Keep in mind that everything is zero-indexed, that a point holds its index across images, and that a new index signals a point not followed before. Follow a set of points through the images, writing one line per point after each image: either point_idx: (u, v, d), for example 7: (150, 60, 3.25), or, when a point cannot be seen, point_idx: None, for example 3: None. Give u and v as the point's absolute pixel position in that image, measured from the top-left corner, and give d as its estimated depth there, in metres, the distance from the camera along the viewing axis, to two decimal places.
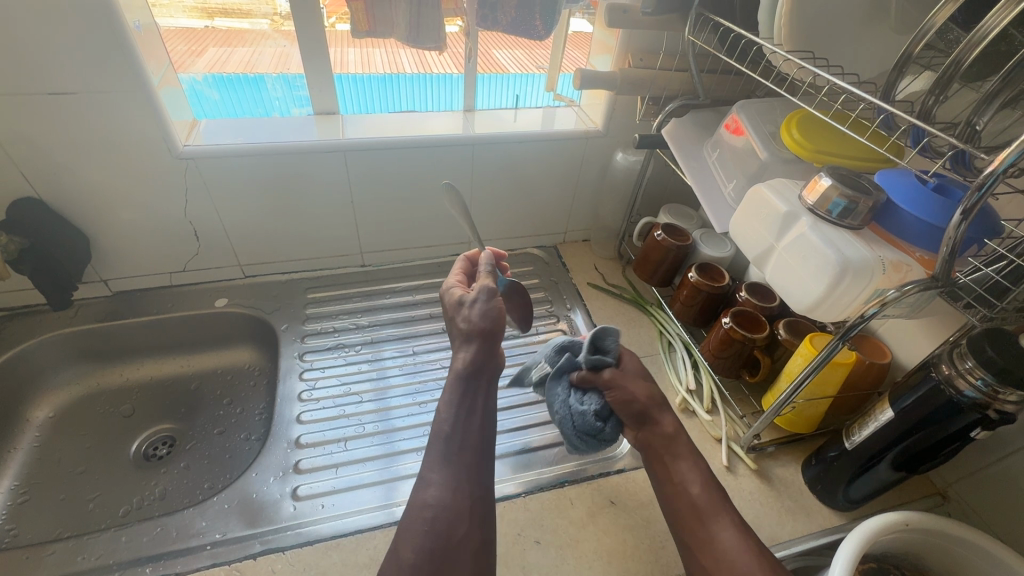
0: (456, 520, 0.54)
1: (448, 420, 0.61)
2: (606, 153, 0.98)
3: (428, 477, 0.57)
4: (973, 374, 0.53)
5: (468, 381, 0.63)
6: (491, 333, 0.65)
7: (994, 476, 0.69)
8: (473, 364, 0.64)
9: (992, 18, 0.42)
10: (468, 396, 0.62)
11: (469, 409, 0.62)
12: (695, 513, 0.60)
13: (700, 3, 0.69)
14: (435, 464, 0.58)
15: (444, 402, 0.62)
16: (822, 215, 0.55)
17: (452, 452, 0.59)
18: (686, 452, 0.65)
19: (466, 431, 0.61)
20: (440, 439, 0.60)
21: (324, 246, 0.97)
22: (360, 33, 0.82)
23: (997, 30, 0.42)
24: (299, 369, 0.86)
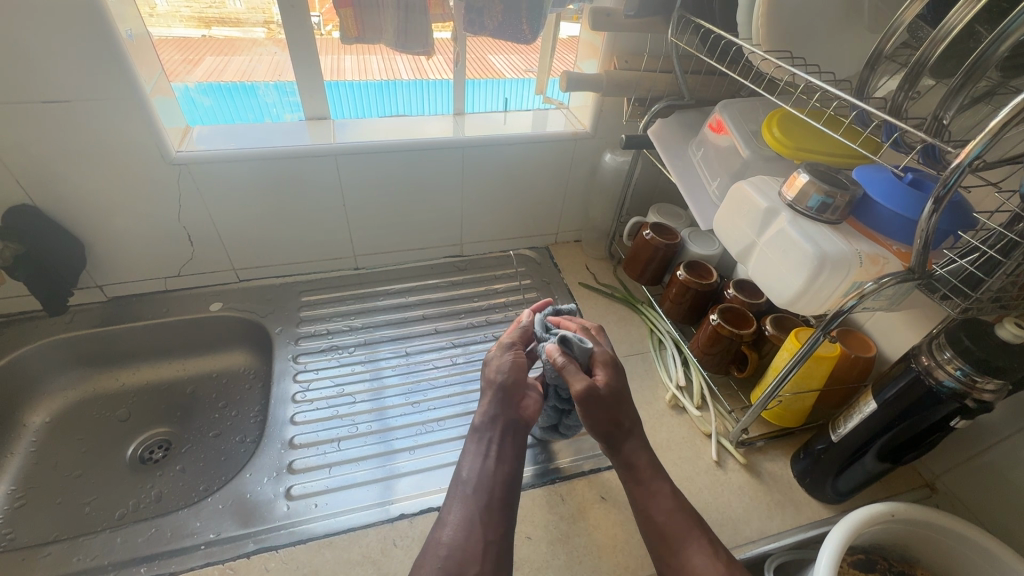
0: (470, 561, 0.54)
1: (469, 465, 0.62)
2: (595, 154, 0.99)
3: (444, 517, 0.58)
4: (951, 364, 0.54)
5: (491, 426, 0.64)
6: (509, 387, 0.67)
7: (980, 467, 0.70)
8: (496, 411, 0.65)
9: (956, 15, 0.44)
10: (495, 441, 0.63)
11: (494, 452, 0.63)
12: (665, 539, 0.60)
13: (682, 6, 0.70)
14: (454, 505, 0.59)
15: (464, 450, 0.64)
16: (801, 211, 0.56)
17: (469, 495, 0.59)
18: (640, 482, 0.63)
19: (488, 476, 0.61)
20: (460, 484, 0.61)
21: (318, 249, 0.98)
22: (349, 40, 0.80)
23: (961, 25, 0.43)
24: (293, 371, 0.86)
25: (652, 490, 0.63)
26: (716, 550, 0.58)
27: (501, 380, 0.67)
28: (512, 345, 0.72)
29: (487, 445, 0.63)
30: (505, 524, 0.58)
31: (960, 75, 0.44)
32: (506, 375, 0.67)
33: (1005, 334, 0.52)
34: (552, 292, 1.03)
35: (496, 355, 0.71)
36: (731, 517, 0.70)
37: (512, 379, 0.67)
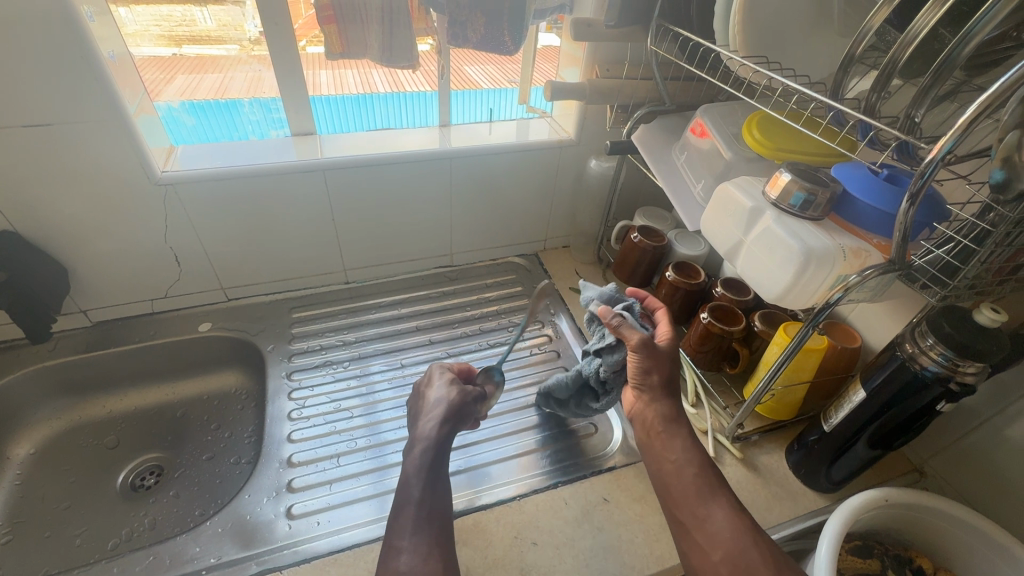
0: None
1: (417, 485, 0.58)
2: (580, 160, 1.01)
3: (397, 543, 0.53)
4: (934, 350, 0.56)
5: (432, 451, 0.61)
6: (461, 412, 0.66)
7: (965, 450, 0.72)
8: (438, 435, 0.63)
9: (922, 19, 0.46)
10: (434, 466, 0.60)
11: (437, 479, 0.59)
12: (690, 493, 0.60)
13: (660, 15, 0.72)
14: (406, 526, 0.54)
15: (407, 471, 0.60)
16: (785, 209, 0.58)
17: (423, 519, 0.55)
18: (676, 436, 0.64)
19: (436, 502, 0.58)
20: (406, 506, 0.56)
21: (308, 265, 0.98)
22: (333, 56, 0.81)
23: (928, 28, 0.46)
24: (287, 389, 0.85)
25: (689, 443, 0.64)
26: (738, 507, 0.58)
27: (450, 405, 0.65)
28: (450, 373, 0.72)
29: (428, 470, 0.59)
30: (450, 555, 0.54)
31: (932, 73, 0.46)
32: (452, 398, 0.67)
33: (983, 319, 0.55)
34: (544, 298, 1.04)
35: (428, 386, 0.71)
36: None
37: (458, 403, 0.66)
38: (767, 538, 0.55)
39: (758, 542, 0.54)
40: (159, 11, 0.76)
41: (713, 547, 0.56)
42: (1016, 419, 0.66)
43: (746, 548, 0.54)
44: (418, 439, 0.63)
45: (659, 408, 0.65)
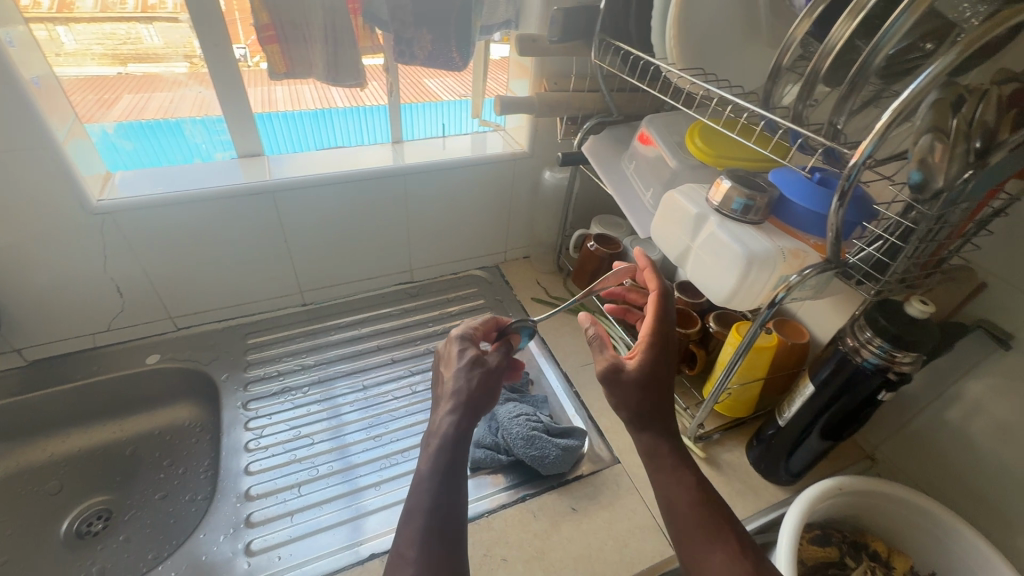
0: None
1: (429, 489, 0.48)
2: (535, 172, 1.02)
3: (403, 555, 0.45)
4: (872, 343, 0.59)
5: (446, 447, 0.51)
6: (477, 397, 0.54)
7: (909, 434, 0.76)
8: (456, 426, 0.52)
9: (837, 32, 0.50)
10: (449, 466, 0.50)
11: (453, 481, 0.49)
12: (685, 528, 0.52)
13: (601, 29, 0.73)
14: (410, 541, 0.46)
15: (417, 472, 0.50)
16: (727, 214, 0.60)
17: (433, 531, 0.46)
18: (671, 469, 0.54)
19: (451, 506, 0.48)
20: (411, 521, 0.47)
21: (262, 289, 0.95)
22: (277, 76, 0.78)
23: (843, 40, 0.49)
24: (243, 419, 0.82)
25: (680, 478, 0.54)
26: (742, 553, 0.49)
27: (467, 386, 0.55)
28: (467, 342, 0.60)
29: (442, 472, 0.49)
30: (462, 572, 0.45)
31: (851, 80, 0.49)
32: (470, 374, 0.56)
33: (914, 312, 0.58)
34: (506, 310, 1.04)
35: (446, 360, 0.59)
36: None
37: (478, 382, 0.55)
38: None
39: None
40: (101, 29, 0.74)
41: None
42: (953, 402, 0.70)
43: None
44: (435, 429, 0.53)
45: (638, 441, 0.56)
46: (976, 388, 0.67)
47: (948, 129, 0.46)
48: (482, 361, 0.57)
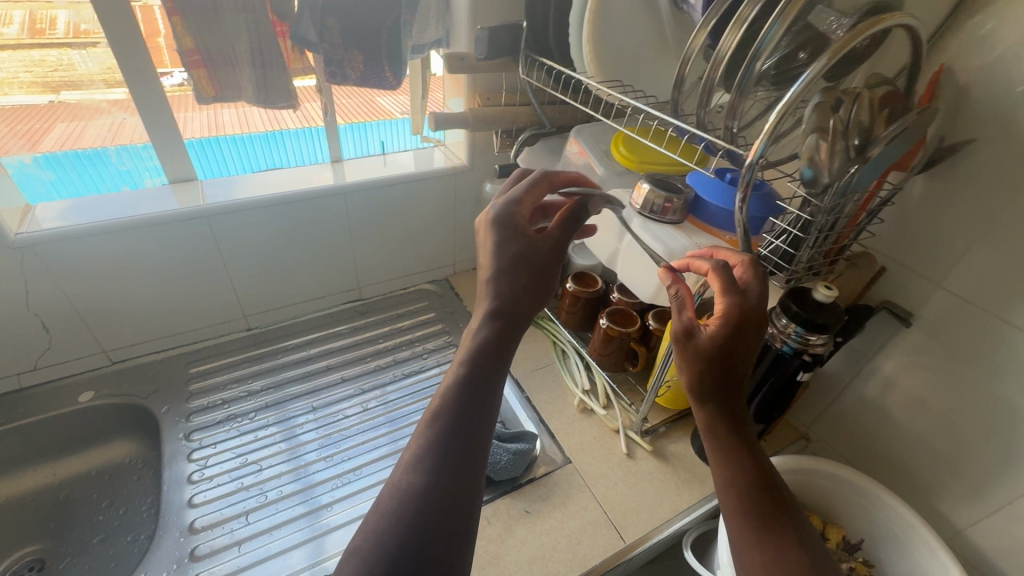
0: (430, 536, 0.40)
1: (454, 398, 0.46)
2: (477, 185, 1.04)
3: (417, 454, 0.44)
4: (788, 329, 0.63)
5: (484, 355, 0.49)
6: (517, 308, 0.52)
7: (837, 413, 0.81)
8: (495, 333, 0.51)
9: (727, 40, 0.52)
10: (483, 376, 0.48)
11: (482, 398, 0.47)
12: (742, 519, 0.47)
13: (525, 47, 0.77)
14: (426, 440, 0.44)
15: (448, 378, 0.48)
16: (648, 215, 0.63)
17: (449, 439, 0.44)
18: (738, 450, 0.49)
19: (473, 423, 0.46)
20: (433, 429, 0.45)
21: (203, 316, 0.93)
22: (206, 100, 0.78)
23: (732, 49, 0.51)
24: (187, 451, 0.80)
25: (750, 477, 0.48)
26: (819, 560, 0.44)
27: (511, 285, 0.53)
28: (517, 216, 0.56)
29: (475, 382, 0.48)
30: (479, 487, 0.44)
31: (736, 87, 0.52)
32: (514, 266, 0.54)
33: (820, 296, 0.62)
34: (457, 321, 1.05)
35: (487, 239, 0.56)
36: (646, 502, 0.75)
37: (522, 279, 0.53)
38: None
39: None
40: (30, 56, 0.73)
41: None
42: (870, 379, 0.75)
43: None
44: (475, 328, 0.51)
45: (699, 413, 0.51)
46: (887, 364, 0.72)
47: (829, 128, 0.51)
48: (529, 249, 0.55)
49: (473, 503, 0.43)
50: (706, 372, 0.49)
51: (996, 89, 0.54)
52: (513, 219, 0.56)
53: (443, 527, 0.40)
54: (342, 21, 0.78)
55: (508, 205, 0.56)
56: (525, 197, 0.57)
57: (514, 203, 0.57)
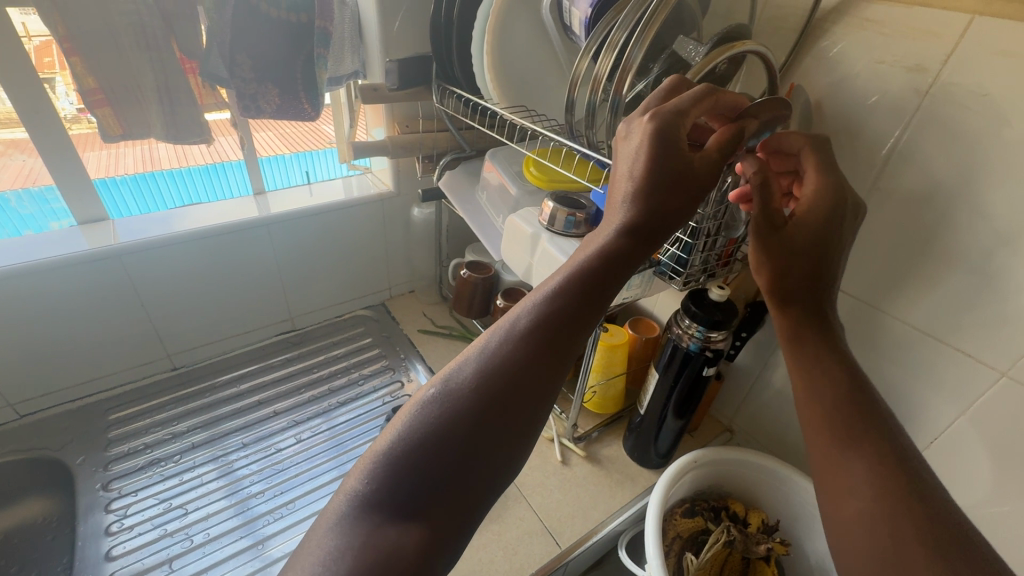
0: (471, 432, 0.41)
1: (557, 291, 0.44)
2: (405, 209, 1.06)
3: (508, 323, 0.44)
4: (691, 328, 0.68)
5: (597, 272, 0.44)
6: (650, 225, 0.44)
7: (753, 403, 0.87)
8: (614, 252, 0.45)
9: (602, 62, 0.54)
10: (585, 294, 0.44)
11: (580, 303, 0.44)
12: (822, 434, 0.46)
13: (437, 77, 0.81)
14: (523, 314, 0.44)
15: (550, 282, 0.45)
16: (556, 230, 0.67)
17: (533, 328, 0.43)
18: (825, 363, 0.49)
19: (561, 324, 0.43)
20: (508, 333, 0.44)
21: (123, 359, 0.89)
22: (111, 138, 0.77)
23: (607, 70, 0.54)
24: (105, 502, 0.76)
25: (825, 381, 0.48)
26: (885, 467, 0.42)
27: (646, 208, 0.44)
28: (686, 122, 0.46)
29: (576, 298, 0.44)
30: (546, 404, 0.43)
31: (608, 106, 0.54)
32: (655, 185, 0.44)
33: (714, 296, 0.68)
34: (394, 345, 1.06)
35: (632, 139, 0.47)
36: (581, 506, 0.78)
37: (656, 205, 0.44)
38: (938, 535, 0.38)
39: (923, 536, 0.38)
40: None
41: (851, 526, 0.42)
42: (776, 369, 0.81)
43: (900, 537, 0.39)
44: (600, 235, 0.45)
45: (784, 323, 0.51)
46: None
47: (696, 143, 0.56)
48: (673, 164, 0.44)
49: (531, 416, 0.43)
50: (791, 263, 0.49)
51: (844, 102, 0.62)
52: (675, 126, 0.45)
53: (485, 428, 0.41)
54: (252, 57, 0.79)
55: (673, 111, 0.45)
56: (690, 112, 0.46)
57: (690, 102, 0.46)
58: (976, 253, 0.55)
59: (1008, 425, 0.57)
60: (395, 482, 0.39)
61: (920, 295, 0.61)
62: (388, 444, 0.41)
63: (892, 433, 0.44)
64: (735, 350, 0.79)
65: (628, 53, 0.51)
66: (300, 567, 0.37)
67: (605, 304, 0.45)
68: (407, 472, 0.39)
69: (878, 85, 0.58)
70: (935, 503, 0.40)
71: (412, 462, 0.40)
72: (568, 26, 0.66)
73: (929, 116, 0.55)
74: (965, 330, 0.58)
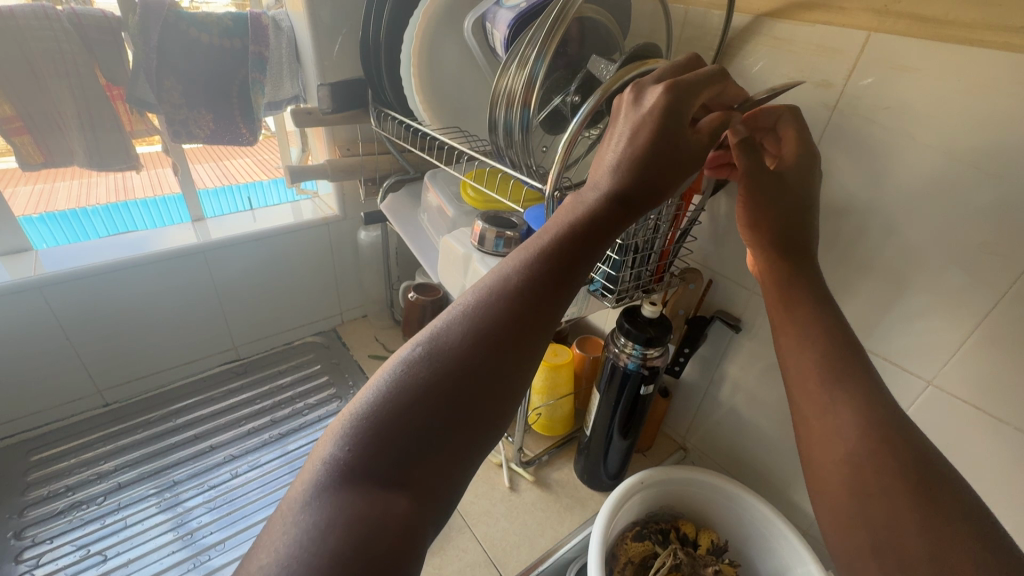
0: (451, 398, 0.36)
1: (539, 251, 0.40)
2: (353, 233, 1.04)
3: (487, 282, 0.40)
4: (627, 347, 0.67)
5: (580, 235, 0.41)
6: (636, 192, 0.41)
7: (703, 420, 0.86)
8: (602, 212, 0.41)
9: (512, 81, 0.55)
10: (574, 254, 0.40)
11: (563, 266, 0.40)
12: (801, 377, 0.47)
13: (374, 100, 0.81)
14: (505, 270, 0.40)
15: (533, 243, 0.41)
16: (486, 251, 0.66)
17: (513, 290, 0.39)
18: (803, 311, 0.49)
19: (542, 286, 0.39)
20: (491, 292, 0.39)
21: (49, 396, 0.85)
22: (33, 166, 0.75)
23: (519, 88, 0.54)
24: (16, 551, 0.71)
25: (807, 330, 0.48)
26: (869, 413, 0.42)
27: (639, 171, 0.41)
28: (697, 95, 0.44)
29: (561, 259, 0.40)
30: (530, 369, 0.39)
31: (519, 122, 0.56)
32: (654, 154, 0.41)
33: (647, 313, 0.67)
34: (343, 371, 1.03)
35: (637, 103, 0.43)
36: (527, 534, 0.75)
37: (653, 172, 0.41)
38: (919, 471, 0.39)
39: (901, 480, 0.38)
40: None
41: (839, 468, 0.42)
42: (722, 385, 0.80)
43: (881, 481, 0.39)
44: (585, 196, 0.42)
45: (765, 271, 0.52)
46: (732, 369, 0.77)
47: None
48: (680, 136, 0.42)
49: (516, 381, 0.38)
50: (776, 215, 0.51)
51: None
52: (684, 99, 0.43)
53: (467, 393, 0.36)
54: (183, 83, 0.78)
55: (673, 85, 0.43)
56: (700, 91, 0.44)
57: (701, 83, 0.44)
58: (897, 263, 0.55)
59: (939, 435, 0.57)
60: (370, 452, 0.34)
61: (849, 307, 0.61)
62: (360, 411, 0.35)
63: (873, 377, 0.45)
64: (679, 367, 0.78)
65: (532, 70, 0.53)
66: (265, 552, 0.31)
67: (594, 263, 0.42)
68: (382, 441, 0.35)
69: (795, 103, 0.59)
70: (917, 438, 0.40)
71: (385, 431, 0.35)
72: (493, 48, 0.67)
73: (841, 130, 0.56)
74: (893, 341, 0.58)
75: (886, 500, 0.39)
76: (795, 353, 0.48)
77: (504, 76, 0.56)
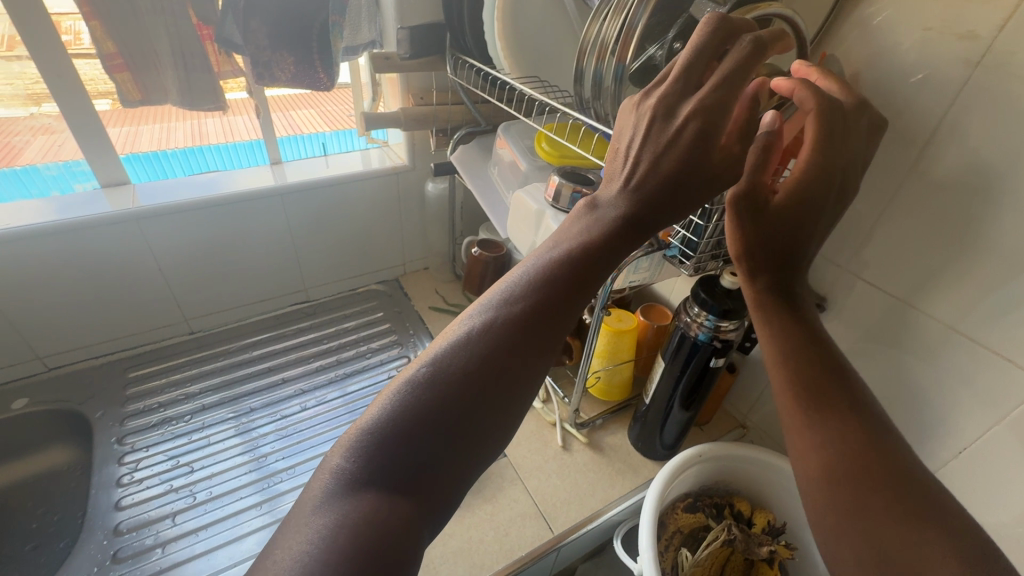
0: (461, 407, 0.36)
1: (547, 266, 0.41)
2: (420, 184, 1.05)
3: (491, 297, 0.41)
4: (700, 317, 0.65)
5: (587, 249, 0.41)
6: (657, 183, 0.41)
7: (768, 400, 0.82)
8: (612, 225, 0.42)
9: (607, 29, 0.54)
10: (582, 269, 0.41)
11: (570, 278, 0.41)
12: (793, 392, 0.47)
13: (450, 46, 0.78)
14: (512, 283, 0.41)
15: (540, 257, 0.42)
16: (561, 208, 0.64)
17: (521, 302, 0.40)
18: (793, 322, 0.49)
19: (550, 297, 0.40)
20: (501, 303, 0.40)
21: (140, 322, 0.93)
22: (132, 103, 0.80)
23: (614, 35, 0.52)
24: (118, 455, 0.79)
25: (799, 344, 0.48)
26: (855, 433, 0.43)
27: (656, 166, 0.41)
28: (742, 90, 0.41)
29: (568, 272, 0.41)
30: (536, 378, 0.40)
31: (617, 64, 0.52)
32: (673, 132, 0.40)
33: (726, 283, 0.64)
34: (404, 320, 1.06)
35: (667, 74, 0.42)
36: (578, 493, 0.76)
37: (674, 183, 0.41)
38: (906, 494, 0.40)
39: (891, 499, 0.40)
40: None
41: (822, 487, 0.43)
42: None
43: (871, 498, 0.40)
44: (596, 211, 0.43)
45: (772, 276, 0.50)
46: None
47: None
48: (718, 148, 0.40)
49: (521, 390, 0.39)
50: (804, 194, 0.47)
51: (884, 75, 0.56)
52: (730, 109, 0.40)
53: (477, 403, 0.37)
54: (267, 24, 0.79)
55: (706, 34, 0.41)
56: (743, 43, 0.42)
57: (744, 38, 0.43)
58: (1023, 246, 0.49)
59: None
60: (379, 462, 0.35)
61: (955, 295, 0.55)
62: (369, 423, 0.36)
63: (855, 392, 0.46)
64: (750, 345, 0.75)
65: (631, 16, 0.51)
66: (281, 551, 0.32)
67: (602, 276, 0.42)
68: (389, 454, 0.35)
69: (925, 58, 0.52)
70: (890, 443, 0.42)
71: (394, 441, 0.35)
72: None
73: (981, 91, 0.49)
74: (1005, 333, 0.52)
75: (867, 516, 0.40)
76: (788, 363, 0.48)
77: (596, 24, 0.55)
